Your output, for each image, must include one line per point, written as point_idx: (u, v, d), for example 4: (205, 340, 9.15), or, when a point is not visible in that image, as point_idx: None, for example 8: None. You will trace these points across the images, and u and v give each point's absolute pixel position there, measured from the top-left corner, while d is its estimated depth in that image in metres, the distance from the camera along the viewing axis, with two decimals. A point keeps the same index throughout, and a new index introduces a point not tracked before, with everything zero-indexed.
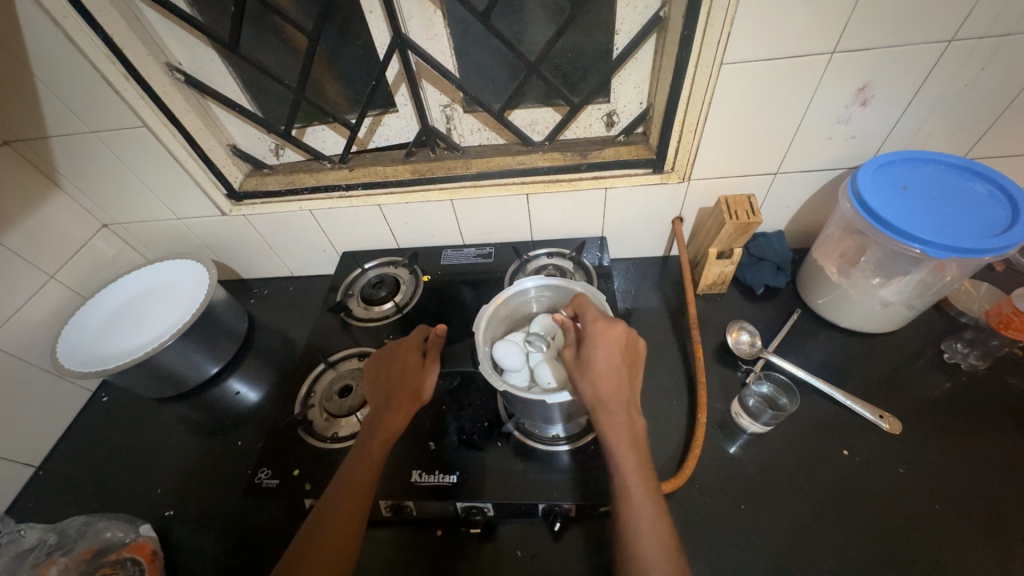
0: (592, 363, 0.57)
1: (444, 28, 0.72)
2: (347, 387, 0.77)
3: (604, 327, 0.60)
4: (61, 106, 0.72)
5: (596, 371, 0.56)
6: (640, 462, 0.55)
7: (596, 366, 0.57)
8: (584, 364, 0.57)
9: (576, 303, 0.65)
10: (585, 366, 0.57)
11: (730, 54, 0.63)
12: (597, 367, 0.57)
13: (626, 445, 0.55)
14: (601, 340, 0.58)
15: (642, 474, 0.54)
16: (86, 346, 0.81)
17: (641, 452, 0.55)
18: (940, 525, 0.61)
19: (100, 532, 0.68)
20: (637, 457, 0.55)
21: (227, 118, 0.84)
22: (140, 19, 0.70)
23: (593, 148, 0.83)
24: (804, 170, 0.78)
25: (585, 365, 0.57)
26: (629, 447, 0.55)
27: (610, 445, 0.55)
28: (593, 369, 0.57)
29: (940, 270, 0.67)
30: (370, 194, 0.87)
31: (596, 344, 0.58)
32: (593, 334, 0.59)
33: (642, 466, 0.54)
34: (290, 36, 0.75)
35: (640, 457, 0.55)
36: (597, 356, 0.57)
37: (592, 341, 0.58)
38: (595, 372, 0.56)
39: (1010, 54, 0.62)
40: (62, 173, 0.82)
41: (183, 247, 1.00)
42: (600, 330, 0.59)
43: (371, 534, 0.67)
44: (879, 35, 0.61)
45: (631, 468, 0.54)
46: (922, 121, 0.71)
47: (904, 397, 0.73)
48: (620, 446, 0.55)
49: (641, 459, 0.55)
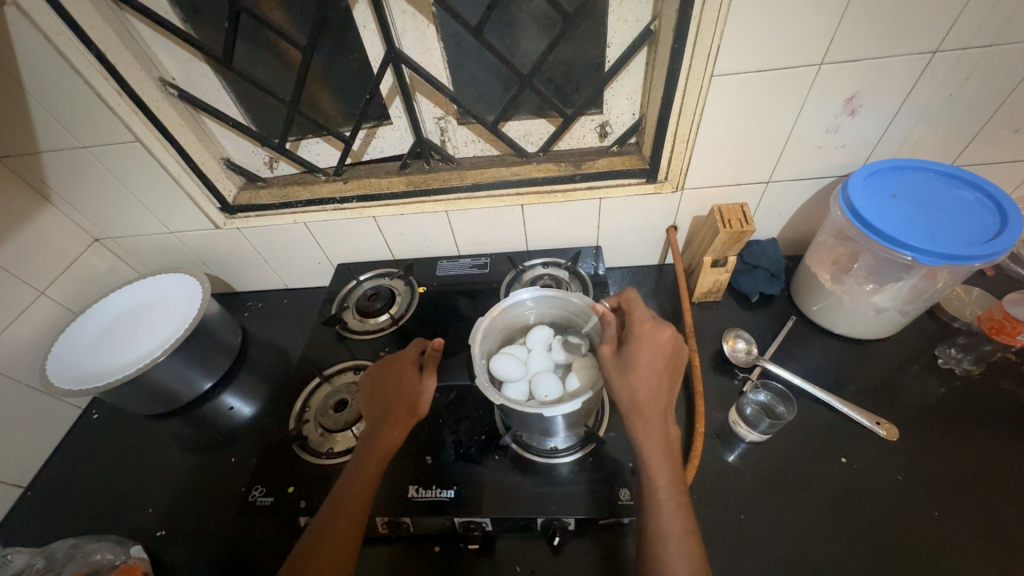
0: (634, 363, 0.57)
1: (437, 42, 0.73)
2: (342, 401, 0.76)
3: (653, 329, 0.60)
4: (52, 122, 0.72)
5: (636, 372, 0.56)
6: (673, 477, 0.54)
7: (637, 368, 0.56)
8: (624, 364, 0.57)
9: (624, 299, 0.65)
10: (625, 365, 0.57)
11: (721, 66, 0.64)
12: (638, 369, 0.56)
13: (660, 458, 0.55)
14: (646, 342, 0.58)
15: (673, 489, 0.54)
16: (77, 362, 0.80)
17: (674, 466, 0.55)
18: (941, 533, 0.61)
19: (89, 554, 0.66)
20: (671, 472, 0.54)
21: (220, 132, 0.84)
22: (133, 35, 0.70)
23: (587, 159, 0.84)
24: (796, 179, 0.79)
25: (626, 365, 0.57)
26: (663, 459, 0.55)
27: (645, 455, 0.55)
28: (634, 370, 0.56)
29: (931, 277, 0.68)
30: (365, 206, 0.87)
31: (640, 344, 0.58)
32: (638, 334, 0.59)
33: (673, 481, 0.54)
34: (284, 50, 0.75)
35: (673, 471, 0.55)
36: (639, 357, 0.57)
37: (637, 341, 0.58)
38: (634, 374, 0.56)
39: (993, 64, 0.63)
40: (53, 189, 0.81)
41: (176, 261, 1.00)
42: (647, 332, 0.59)
43: (368, 552, 0.66)
44: (865, 47, 0.62)
45: (663, 482, 0.54)
46: (910, 130, 0.72)
47: (900, 403, 0.73)
48: (655, 458, 0.55)
49: (674, 473, 0.55)
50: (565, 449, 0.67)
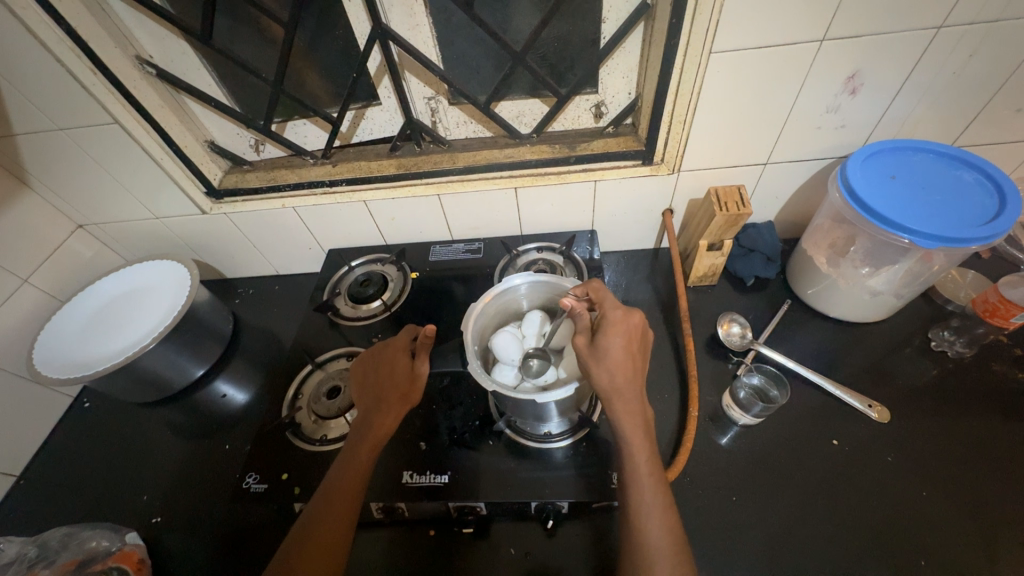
0: (609, 350, 0.56)
1: (426, 17, 0.70)
2: (335, 388, 0.75)
3: (625, 314, 0.59)
4: (25, 103, 0.68)
5: (613, 359, 0.55)
6: (651, 454, 0.55)
7: (613, 353, 0.56)
8: (601, 353, 0.56)
9: (592, 290, 0.63)
10: (602, 352, 0.56)
11: (720, 42, 0.62)
12: (614, 355, 0.56)
13: (641, 436, 0.55)
14: (620, 328, 0.57)
15: (653, 466, 0.54)
16: (63, 351, 0.78)
17: (651, 444, 0.56)
18: (928, 512, 0.62)
19: (84, 542, 0.66)
20: (651, 449, 0.55)
21: (204, 113, 0.81)
22: (106, 10, 0.67)
23: (582, 140, 0.82)
24: (794, 160, 0.78)
25: (602, 352, 0.56)
26: (642, 438, 0.55)
27: (625, 432, 0.55)
28: (610, 357, 0.56)
29: (927, 260, 0.67)
30: (355, 189, 0.85)
31: (614, 331, 0.57)
32: (612, 321, 0.58)
33: (652, 458, 0.55)
34: (266, 26, 0.72)
35: (650, 447, 0.55)
36: (615, 343, 0.56)
37: (611, 327, 0.57)
38: (610, 360, 0.55)
39: (998, 41, 0.62)
40: (32, 173, 0.79)
41: (165, 247, 0.98)
42: (620, 318, 0.58)
43: (363, 536, 0.67)
44: (868, 23, 0.60)
45: (644, 460, 0.54)
46: (911, 109, 0.71)
47: (892, 386, 0.74)
48: (636, 437, 0.55)
49: (652, 450, 0.55)
50: (559, 434, 0.67)
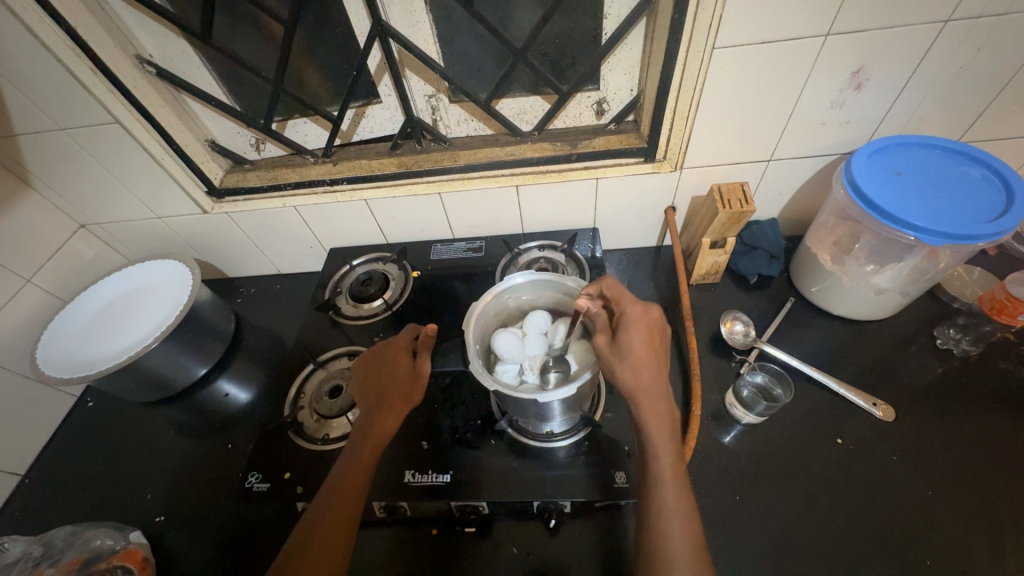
0: (632, 346, 0.56)
1: (426, 14, 0.69)
2: (337, 387, 0.75)
3: (643, 310, 0.58)
4: (26, 103, 0.68)
5: (636, 356, 0.55)
6: (676, 457, 0.54)
7: (636, 351, 0.55)
8: (622, 351, 0.56)
9: (606, 287, 0.63)
10: (624, 351, 0.56)
11: (723, 37, 0.61)
12: (637, 353, 0.55)
13: (665, 438, 0.55)
14: (641, 324, 0.57)
15: (677, 468, 0.54)
16: (66, 350, 0.79)
17: (677, 448, 0.55)
18: (934, 512, 0.61)
19: (88, 541, 0.66)
20: (675, 451, 0.55)
21: (204, 111, 0.81)
22: (106, 9, 0.67)
23: (583, 138, 0.81)
24: (797, 157, 0.77)
25: (625, 350, 0.56)
26: (668, 440, 0.55)
27: (651, 434, 0.55)
28: (633, 354, 0.55)
29: (933, 257, 0.67)
30: (356, 188, 0.84)
31: (634, 328, 0.57)
32: (630, 318, 0.57)
33: (677, 461, 0.54)
34: (266, 25, 0.72)
35: (676, 450, 0.55)
36: (636, 341, 0.56)
37: (631, 324, 0.57)
38: (634, 357, 0.55)
39: (1007, 34, 0.61)
40: (33, 173, 0.79)
41: (166, 247, 0.98)
42: (638, 314, 0.58)
43: (366, 535, 0.67)
44: (873, 17, 0.59)
45: (668, 462, 0.54)
46: (917, 105, 0.70)
47: (897, 384, 0.73)
48: (661, 439, 0.55)
49: (677, 454, 0.55)
50: (561, 433, 0.66)
